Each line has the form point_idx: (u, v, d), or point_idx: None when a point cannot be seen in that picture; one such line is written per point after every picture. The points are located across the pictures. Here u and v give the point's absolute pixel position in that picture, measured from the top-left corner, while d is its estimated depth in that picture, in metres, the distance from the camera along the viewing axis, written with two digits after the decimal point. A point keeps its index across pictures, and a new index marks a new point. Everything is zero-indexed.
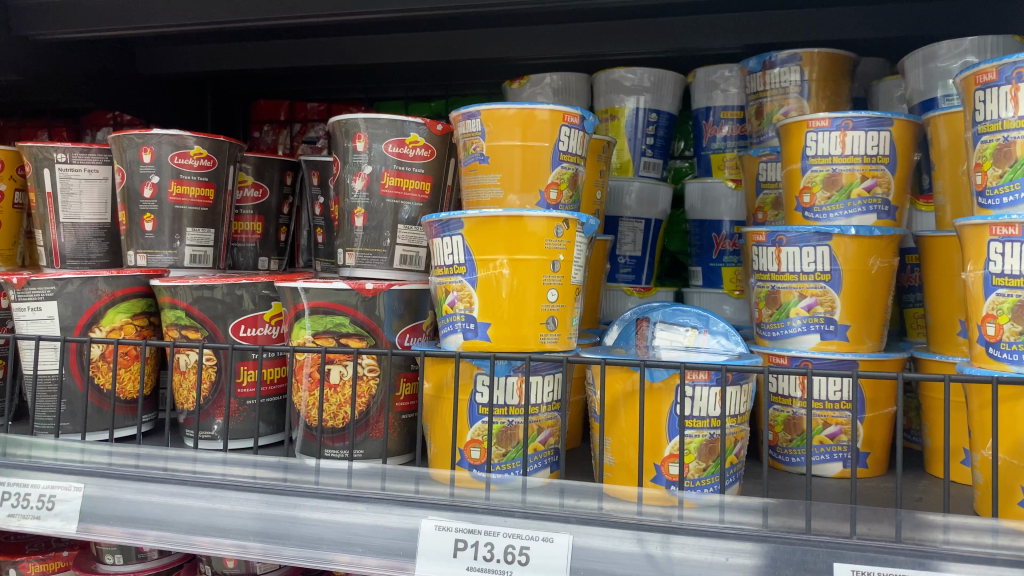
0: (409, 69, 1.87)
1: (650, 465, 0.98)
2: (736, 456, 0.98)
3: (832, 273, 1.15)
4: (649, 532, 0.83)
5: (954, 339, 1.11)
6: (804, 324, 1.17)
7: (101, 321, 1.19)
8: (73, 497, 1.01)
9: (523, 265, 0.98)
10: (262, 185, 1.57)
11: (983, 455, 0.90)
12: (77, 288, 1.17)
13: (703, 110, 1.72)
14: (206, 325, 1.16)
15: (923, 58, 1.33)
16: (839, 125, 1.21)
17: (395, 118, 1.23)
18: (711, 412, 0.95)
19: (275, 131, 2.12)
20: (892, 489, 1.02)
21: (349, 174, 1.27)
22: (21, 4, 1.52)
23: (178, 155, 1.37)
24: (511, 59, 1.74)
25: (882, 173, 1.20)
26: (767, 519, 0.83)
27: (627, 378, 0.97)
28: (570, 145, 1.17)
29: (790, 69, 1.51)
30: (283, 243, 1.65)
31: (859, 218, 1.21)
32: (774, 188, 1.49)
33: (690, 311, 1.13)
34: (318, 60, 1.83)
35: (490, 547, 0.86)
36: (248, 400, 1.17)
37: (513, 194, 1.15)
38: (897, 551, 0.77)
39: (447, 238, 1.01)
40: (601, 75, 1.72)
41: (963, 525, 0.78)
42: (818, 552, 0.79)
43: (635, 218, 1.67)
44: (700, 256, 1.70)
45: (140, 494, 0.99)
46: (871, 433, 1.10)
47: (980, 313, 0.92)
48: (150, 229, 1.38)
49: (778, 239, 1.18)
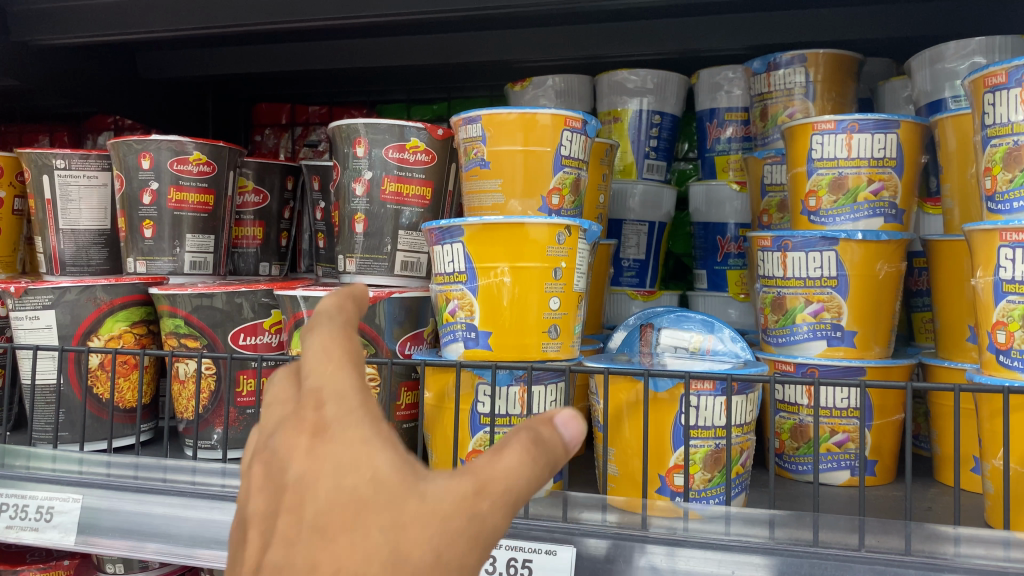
0: (409, 72, 1.85)
1: (655, 475, 0.96)
2: (741, 466, 0.95)
3: (839, 279, 1.13)
4: (653, 544, 0.82)
5: (962, 344, 1.09)
6: (811, 330, 1.15)
7: (100, 330, 1.18)
8: (72, 509, 1.00)
9: (525, 273, 0.97)
10: (263, 190, 1.56)
11: (994, 465, 0.88)
12: (76, 296, 1.16)
13: (707, 111, 1.70)
14: (205, 333, 1.15)
15: (930, 59, 1.31)
16: (844, 128, 1.19)
17: (395, 124, 1.22)
18: (716, 422, 0.93)
19: (277, 134, 2.11)
20: (901, 498, 1.00)
21: (349, 180, 1.26)
22: (19, 10, 1.51)
23: (178, 161, 1.36)
24: (513, 61, 1.72)
25: (889, 176, 1.19)
26: (773, 531, 0.81)
27: (631, 388, 0.96)
28: (572, 150, 1.15)
29: (794, 70, 1.49)
30: (284, 248, 1.64)
31: (866, 221, 1.19)
32: (779, 190, 1.47)
33: (696, 317, 1.11)
34: (318, 63, 1.81)
35: (492, 560, 0.86)
36: (247, 409, 1.15)
37: (513, 200, 1.13)
38: (907, 564, 0.76)
39: (448, 246, 0.99)
40: (603, 77, 1.71)
41: (974, 537, 0.76)
42: (826, 565, 0.78)
43: (639, 221, 1.65)
44: (705, 260, 1.69)
45: (141, 505, 0.99)
46: (879, 441, 1.09)
47: (990, 319, 0.90)
48: (150, 235, 1.37)
49: (783, 244, 1.17)
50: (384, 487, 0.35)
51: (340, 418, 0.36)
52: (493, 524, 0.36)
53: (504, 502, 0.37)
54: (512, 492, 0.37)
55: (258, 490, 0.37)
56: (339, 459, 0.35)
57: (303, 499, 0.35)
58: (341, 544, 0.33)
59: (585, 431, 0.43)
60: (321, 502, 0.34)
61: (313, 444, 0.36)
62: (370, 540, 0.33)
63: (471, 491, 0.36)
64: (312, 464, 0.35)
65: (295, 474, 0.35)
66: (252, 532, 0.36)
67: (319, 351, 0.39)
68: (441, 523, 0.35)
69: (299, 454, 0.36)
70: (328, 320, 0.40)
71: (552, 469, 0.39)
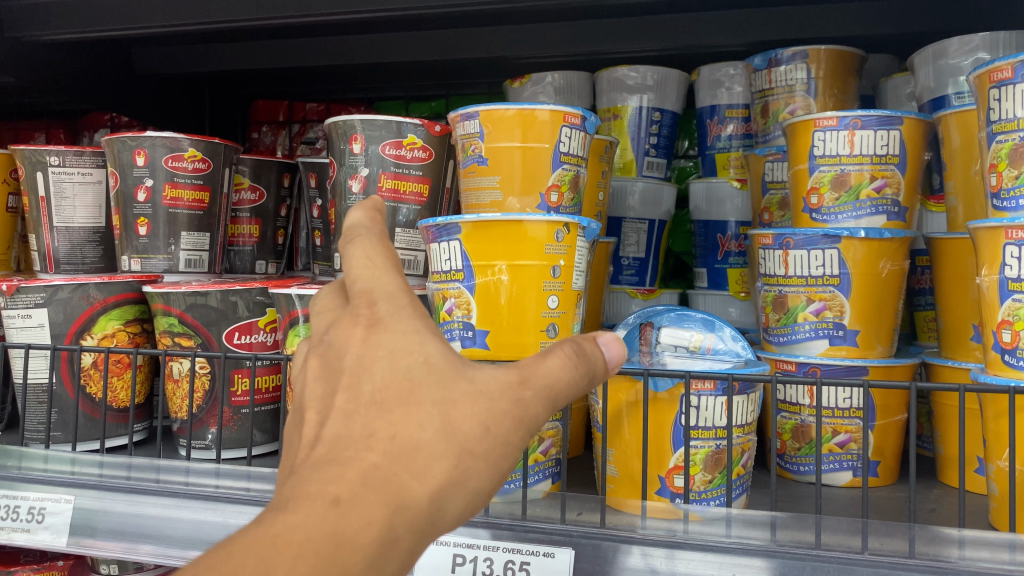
0: (407, 68, 1.84)
1: (655, 476, 0.95)
2: (743, 467, 0.94)
3: (841, 277, 1.12)
4: (654, 546, 0.81)
5: (966, 344, 1.07)
6: (813, 329, 1.14)
7: (93, 328, 1.16)
8: (64, 509, 0.99)
9: (523, 271, 0.95)
10: (259, 187, 1.54)
11: (999, 466, 0.87)
12: (68, 295, 1.14)
13: (708, 108, 1.69)
14: (199, 332, 1.14)
15: (933, 56, 1.30)
16: (847, 124, 1.17)
17: (392, 120, 1.20)
18: (717, 422, 0.92)
19: (274, 132, 2.09)
20: (904, 499, 0.99)
21: (345, 177, 1.24)
22: (13, 5, 1.49)
23: (173, 157, 1.35)
24: (512, 57, 1.71)
25: (891, 173, 1.17)
26: (775, 534, 0.79)
27: (630, 388, 0.95)
28: (571, 146, 1.13)
29: (796, 66, 1.48)
30: (281, 246, 1.62)
31: (868, 219, 1.18)
32: (780, 188, 1.46)
33: (696, 316, 1.09)
34: (315, 59, 1.80)
35: (489, 562, 0.84)
36: (242, 409, 1.14)
37: (512, 197, 1.12)
38: (911, 568, 0.75)
39: (445, 244, 0.98)
40: (603, 74, 1.69)
41: (979, 540, 0.75)
42: (828, 569, 0.77)
43: (639, 219, 1.64)
44: (705, 258, 1.68)
45: (134, 506, 0.97)
46: (882, 441, 1.07)
47: (995, 318, 0.89)
48: (144, 233, 1.36)
49: (785, 241, 1.16)
50: (436, 371, 0.41)
51: (391, 314, 0.42)
52: (534, 409, 0.43)
53: (545, 394, 0.43)
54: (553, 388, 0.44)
55: (320, 374, 0.43)
56: (393, 346, 0.41)
57: (361, 379, 0.41)
58: (402, 416, 0.40)
59: (625, 354, 0.48)
60: (379, 381, 0.41)
61: (368, 334, 0.42)
62: (425, 411, 0.40)
63: (515, 382, 0.43)
64: (368, 350, 0.41)
65: (356, 355, 0.42)
66: (310, 413, 0.42)
67: (363, 256, 0.44)
68: (488, 402, 0.42)
69: (356, 342, 0.42)
70: (365, 228, 0.46)
71: (593, 378, 0.45)
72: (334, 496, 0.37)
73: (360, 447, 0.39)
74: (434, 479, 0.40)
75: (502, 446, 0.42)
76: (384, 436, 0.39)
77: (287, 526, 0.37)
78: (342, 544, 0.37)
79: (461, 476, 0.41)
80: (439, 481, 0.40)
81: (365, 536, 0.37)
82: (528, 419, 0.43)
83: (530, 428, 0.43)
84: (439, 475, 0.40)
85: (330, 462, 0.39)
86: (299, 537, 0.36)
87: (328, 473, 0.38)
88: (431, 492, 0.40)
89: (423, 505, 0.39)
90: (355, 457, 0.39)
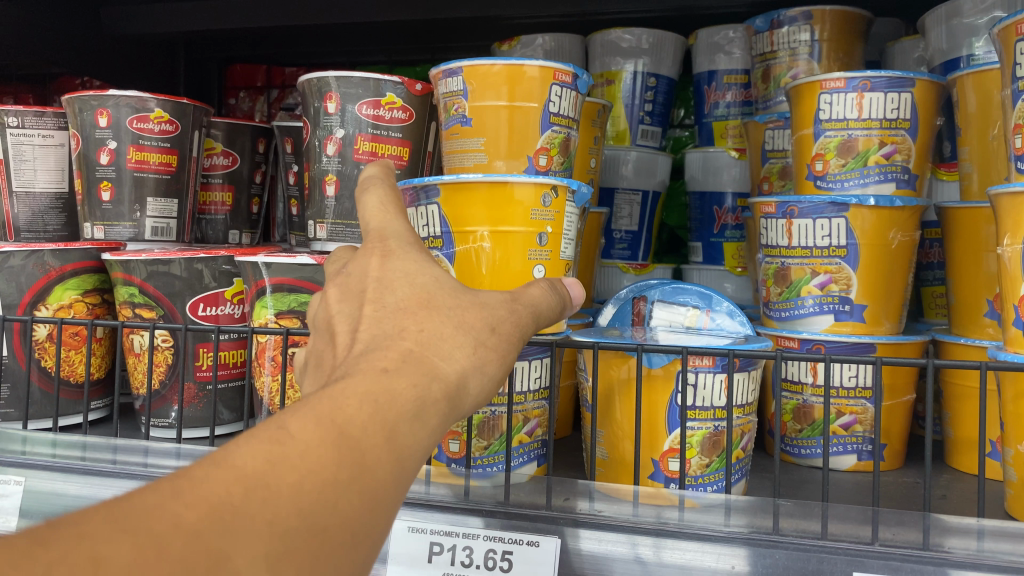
0: (392, 28, 1.75)
1: (648, 459, 0.88)
2: (742, 451, 0.88)
3: (848, 248, 1.06)
4: (642, 535, 0.75)
5: (979, 319, 1.01)
6: (817, 304, 1.08)
7: (48, 298, 1.09)
8: (13, 492, 0.90)
9: (507, 237, 0.88)
10: (232, 152, 1.46)
11: (1019, 451, 0.81)
12: (21, 262, 1.07)
13: (705, 74, 1.62)
14: (161, 303, 1.06)
15: (946, 15, 1.22)
16: (855, 86, 1.10)
17: (369, 77, 1.13)
18: (716, 402, 0.85)
19: (252, 98, 2.06)
20: (915, 485, 0.93)
21: (319, 139, 1.17)
22: None
23: (138, 118, 1.26)
24: (502, 18, 1.62)
25: (902, 139, 1.10)
26: (778, 522, 0.73)
27: (623, 364, 0.88)
28: (561, 106, 1.06)
29: (800, 28, 1.40)
30: (256, 215, 1.54)
31: (876, 186, 1.11)
32: (781, 156, 1.39)
33: (692, 289, 1.02)
34: (294, 19, 1.71)
35: (468, 551, 0.77)
36: (206, 385, 1.07)
37: (498, 161, 1.04)
38: (925, 560, 0.69)
39: (423, 208, 0.91)
40: (596, 37, 1.61)
41: (999, 531, 0.69)
42: (835, 561, 0.70)
43: (632, 190, 1.57)
44: (700, 231, 1.61)
45: (88, 489, 0.90)
46: (888, 422, 1.01)
47: (1017, 292, 0.82)
48: (108, 199, 1.28)
49: (789, 209, 1.08)
50: (448, 285, 0.41)
51: (402, 247, 0.42)
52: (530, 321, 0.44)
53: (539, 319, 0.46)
54: (540, 309, 0.47)
55: (340, 309, 0.41)
56: (408, 268, 0.41)
57: (383, 294, 0.40)
58: (426, 315, 0.39)
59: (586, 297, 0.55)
60: (402, 295, 0.39)
61: (384, 262, 0.41)
62: (447, 317, 0.39)
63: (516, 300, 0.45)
64: (386, 273, 0.41)
65: (373, 279, 0.41)
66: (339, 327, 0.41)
67: (376, 202, 0.44)
68: (493, 310, 0.42)
69: (374, 269, 0.41)
70: (378, 178, 0.46)
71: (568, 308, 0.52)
72: (381, 367, 0.36)
73: (393, 338, 0.37)
74: (460, 362, 0.38)
75: (510, 344, 0.42)
76: (413, 329, 0.38)
77: (344, 385, 0.34)
78: (394, 399, 0.35)
79: (482, 364, 0.40)
80: (463, 366, 0.39)
81: (410, 396, 0.35)
82: (525, 327, 0.44)
83: (529, 335, 0.44)
84: (466, 361, 0.39)
85: (372, 349, 0.37)
86: (358, 390, 0.34)
87: (371, 356, 0.36)
88: (459, 372, 0.38)
89: (454, 381, 0.38)
90: (391, 344, 0.37)
